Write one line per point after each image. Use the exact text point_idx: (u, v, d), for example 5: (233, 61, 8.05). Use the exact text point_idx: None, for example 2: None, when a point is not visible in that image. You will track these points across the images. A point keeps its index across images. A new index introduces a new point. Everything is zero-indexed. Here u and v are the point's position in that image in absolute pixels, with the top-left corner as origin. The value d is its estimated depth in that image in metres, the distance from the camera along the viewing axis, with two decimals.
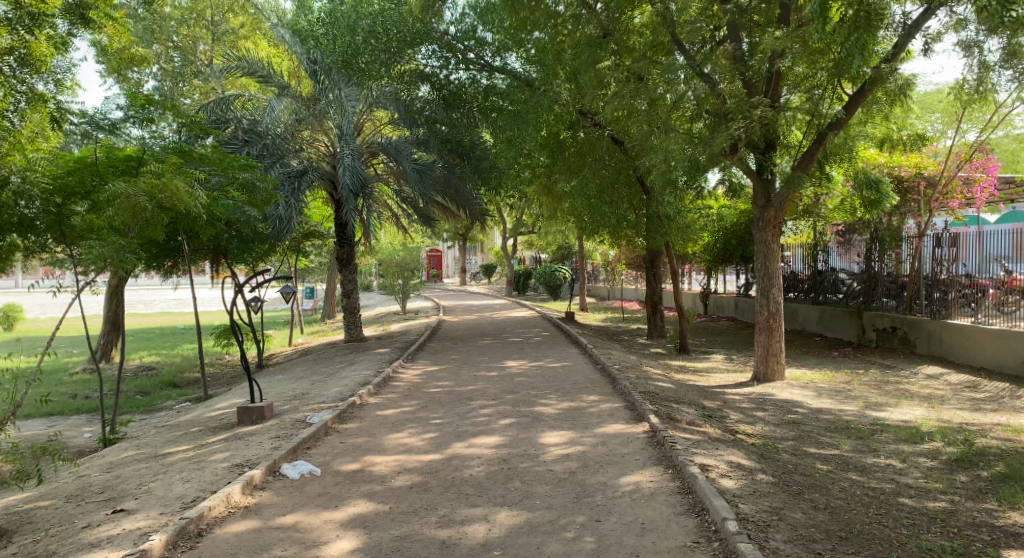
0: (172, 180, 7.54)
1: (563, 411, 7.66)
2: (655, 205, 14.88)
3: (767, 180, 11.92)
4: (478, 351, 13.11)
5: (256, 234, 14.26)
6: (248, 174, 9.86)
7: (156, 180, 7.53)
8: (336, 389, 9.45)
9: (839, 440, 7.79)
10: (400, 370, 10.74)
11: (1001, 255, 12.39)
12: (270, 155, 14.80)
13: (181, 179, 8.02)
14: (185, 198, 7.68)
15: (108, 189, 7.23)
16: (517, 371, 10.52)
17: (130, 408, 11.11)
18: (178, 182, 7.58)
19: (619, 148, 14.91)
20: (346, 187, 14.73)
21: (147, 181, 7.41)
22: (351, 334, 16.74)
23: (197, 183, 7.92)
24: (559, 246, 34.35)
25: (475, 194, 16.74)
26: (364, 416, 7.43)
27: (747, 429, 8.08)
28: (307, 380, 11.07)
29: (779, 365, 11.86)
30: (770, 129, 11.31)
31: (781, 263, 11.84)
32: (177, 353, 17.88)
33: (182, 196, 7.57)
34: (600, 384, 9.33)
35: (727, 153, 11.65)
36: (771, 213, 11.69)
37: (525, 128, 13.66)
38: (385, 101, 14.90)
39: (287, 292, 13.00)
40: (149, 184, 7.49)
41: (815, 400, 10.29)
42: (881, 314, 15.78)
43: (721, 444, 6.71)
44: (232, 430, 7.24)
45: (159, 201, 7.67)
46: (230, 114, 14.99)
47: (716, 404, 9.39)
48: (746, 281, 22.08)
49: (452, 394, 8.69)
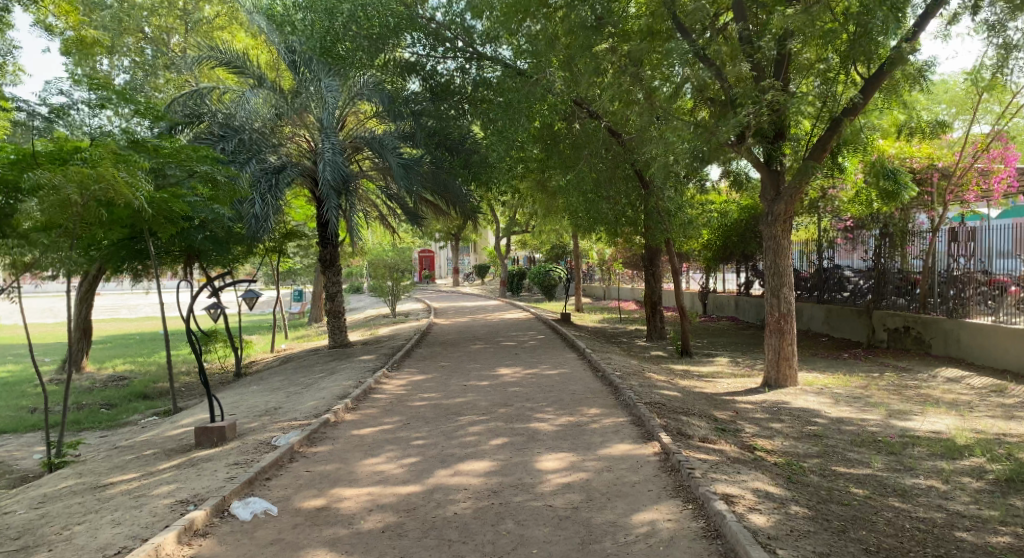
0: (108, 168, 6.88)
1: (563, 428, 6.85)
2: (655, 200, 14.08)
3: (776, 171, 11.19)
4: (470, 358, 12.29)
5: (231, 233, 13.43)
6: (211, 166, 9.12)
7: (89, 169, 6.86)
8: (312, 404, 8.59)
9: (869, 457, 7.00)
10: (383, 380, 9.92)
11: (1002, 250, 12.01)
12: (246, 150, 13.93)
13: (123, 168, 7.30)
14: (124, 189, 7.03)
15: (30, 178, 6.49)
16: (511, 380, 9.70)
17: (91, 424, 10.21)
18: (115, 170, 6.94)
19: (616, 140, 14.09)
20: (326, 183, 13.90)
21: (76, 171, 6.75)
22: (336, 339, 15.89)
23: (140, 173, 7.27)
24: (552, 245, 33.57)
25: (465, 191, 15.69)
26: (338, 437, 6.59)
27: (765, 444, 7.29)
28: (283, 392, 10.20)
29: (792, 370, 11.03)
30: (778, 116, 10.57)
31: (793, 260, 11.04)
32: (153, 361, 16.96)
33: (120, 185, 6.94)
34: (602, 394, 8.51)
35: (732, 143, 10.92)
36: (782, 207, 10.88)
37: (517, 118, 12.82)
38: (367, 93, 13.93)
39: (247, 296, 11.95)
40: (79, 174, 6.76)
41: (835, 409, 9.51)
42: (892, 313, 15.03)
43: (742, 466, 5.91)
44: (187, 454, 6.38)
45: (96, 194, 7.03)
46: (205, 108, 14.22)
47: (729, 415, 8.58)
48: (746, 280, 21.29)
49: (438, 408, 7.86)
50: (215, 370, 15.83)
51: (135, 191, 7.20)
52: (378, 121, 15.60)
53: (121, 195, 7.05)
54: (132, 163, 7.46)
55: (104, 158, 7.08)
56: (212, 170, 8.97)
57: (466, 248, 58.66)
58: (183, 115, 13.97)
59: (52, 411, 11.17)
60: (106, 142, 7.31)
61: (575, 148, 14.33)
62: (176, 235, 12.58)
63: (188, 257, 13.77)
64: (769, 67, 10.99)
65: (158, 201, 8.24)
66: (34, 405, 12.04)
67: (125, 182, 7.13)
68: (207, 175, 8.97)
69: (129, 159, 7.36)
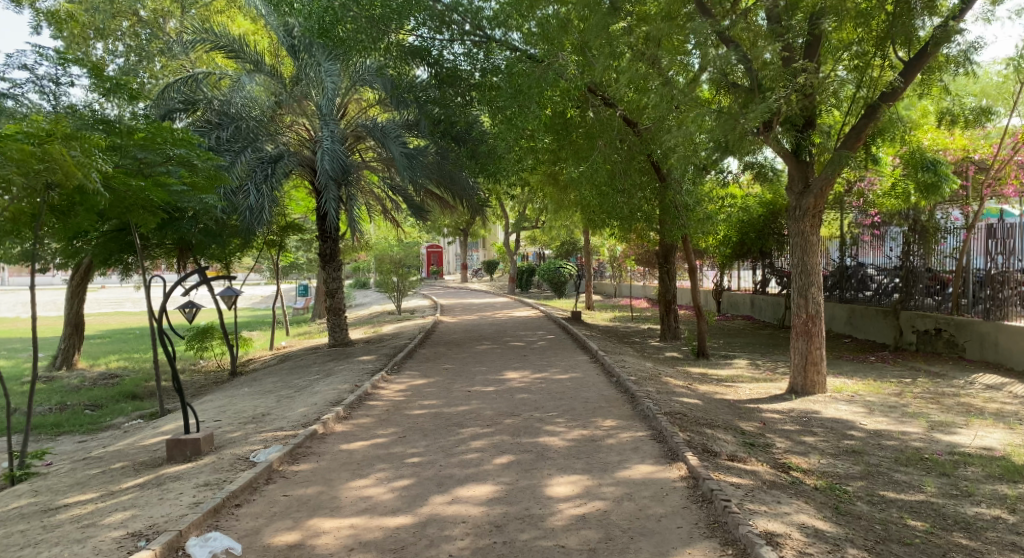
0: (55, 146, 6.24)
1: (575, 444, 6.12)
2: (671, 193, 13.27)
3: (805, 163, 10.37)
4: (475, 359, 11.60)
5: (225, 225, 13.00)
6: (188, 150, 8.39)
7: (34, 145, 6.25)
8: (301, 411, 7.90)
9: (919, 478, 6.25)
10: (381, 384, 9.24)
11: None
12: (242, 139, 13.17)
13: (74, 146, 6.63)
14: (75, 169, 6.38)
15: None
16: (518, 385, 8.98)
17: (70, 428, 9.58)
18: (63, 148, 6.29)
19: (630, 129, 13.36)
20: (325, 173, 13.20)
21: (18, 148, 6.14)
22: (336, 337, 15.25)
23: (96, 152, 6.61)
24: (562, 241, 32.77)
25: (473, 183, 15.20)
26: (325, 452, 5.89)
27: (801, 463, 6.55)
28: (274, 396, 9.53)
29: (821, 376, 10.24)
30: (810, 101, 9.86)
31: (822, 258, 10.26)
32: (148, 358, 16.34)
33: (69, 165, 6.29)
34: (618, 403, 7.77)
35: (758, 132, 10.18)
36: (811, 200, 10.09)
37: (528, 105, 11.91)
38: (369, 77, 13.80)
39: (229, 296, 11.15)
40: (21, 151, 6.16)
41: (870, 420, 8.73)
42: (921, 314, 14.19)
43: (781, 494, 5.18)
44: (156, 470, 5.71)
45: (41, 173, 6.44)
46: (201, 94, 13.58)
47: (757, 428, 7.82)
48: (764, 278, 20.44)
49: (438, 419, 7.14)
50: (211, 369, 15.21)
51: (88, 172, 6.55)
52: (381, 109, 15.02)
53: (73, 178, 6.39)
54: (90, 142, 6.81)
55: (53, 133, 6.45)
56: (188, 154, 8.23)
57: (474, 243, 57.89)
58: (177, 102, 13.40)
59: (32, 413, 10.53)
60: (59, 119, 6.68)
61: (588, 138, 13.54)
62: (164, 226, 12.03)
63: (179, 251, 13.26)
64: (801, 49, 10.12)
65: (122, 183, 7.59)
66: (15, 405, 11.40)
67: (76, 161, 6.49)
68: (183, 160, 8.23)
69: (86, 137, 6.72)
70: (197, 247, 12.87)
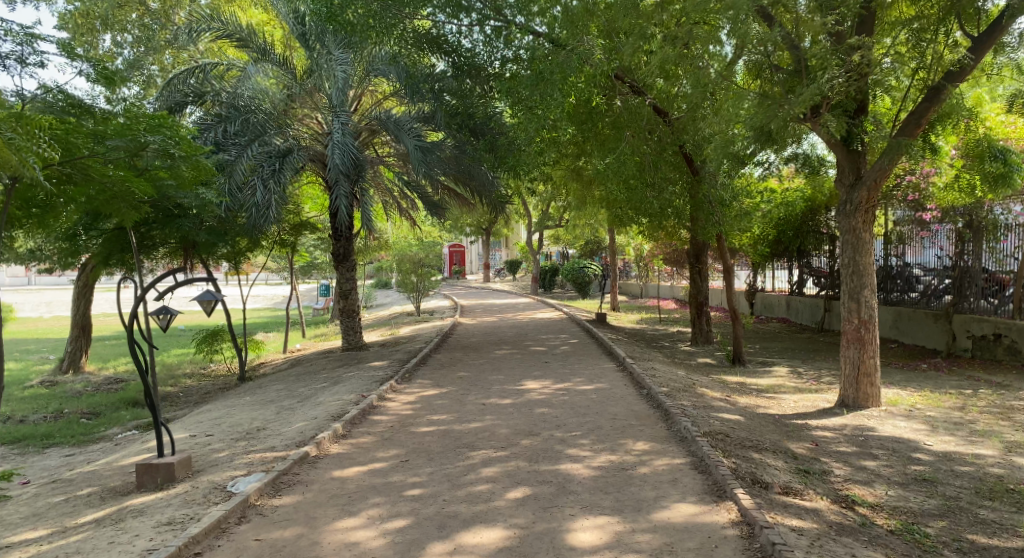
0: None
1: (603, 474, 5.28)
2: (705, 186, 12.30)
3: (855, 152, 9.39)
4: (493, 366, 10.79)
5: (230, 223, 12.39)
6: (164, 138, 7.55)
7: None
8: (299, 426, 7.17)
9: (1010, 516, 5.29)
10: (388, 395, 8.48)
11: None
12: (249, 132, 12.50)
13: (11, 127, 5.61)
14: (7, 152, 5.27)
15: None
16: (538, 398, 8.15)
17: (60, 439, 8.97)
18: None
19: (662, 120, 12.49)
20: (336, 168, 12.46)
21: None
22: (350, 340, 14.56)
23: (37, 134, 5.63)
24: (587, 240, 31.83)
25: (493, 177, 14.44)
26: (313, 482, 5.13)
27: (867, 496, 5.62)
28: (275, 406, 8.83)
29: (875, 388, 9.23)
30: (865, 83, 8.90)
31: (876, 258, 9.25)
32: (157, 361, 15.82)
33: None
34: (650, 422, 6.89)
35: (804, 118, 9.33)
36: (863, 193, 9.10)
37: (551, 93, 11.02)
38: (383, 67, 13.11)
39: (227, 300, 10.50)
40: None
41: (936, 439, 7.72)
42: (976, 318, 13.04)
43: (854, 542, 4.28)
44: (123, 500, 5.00)
45: None
46: (209, 86, 13.11)
47: (808, 450, 6.90)
48: (800, 278, 19.33)
49: (447, 438, 6.34)
50: (221, 373, 14.64)
51: (23, 158, 5.49)
52: (397, 101, 14.25)
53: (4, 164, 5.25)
54: (32, 123, 5.89)
55: None
56: (163, 142, 7.38)
57: (497, 241, 57.12)
58: (184, 94, 13.05)
59: (25, 422, 9.97)
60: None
61: (615, 128, 12.61)
62: (167, 224, 11.53)
63: (186, 253, 12.73)
64: (852, 27, 9.18)
65: (90, 173, 6.84)
66: (11, 411, 10.87)
67: (10, 143, 5.54)
68: (158, 149, 7.36)
69: (27, 118, 5.90)
70: (202, 246, 12.32)
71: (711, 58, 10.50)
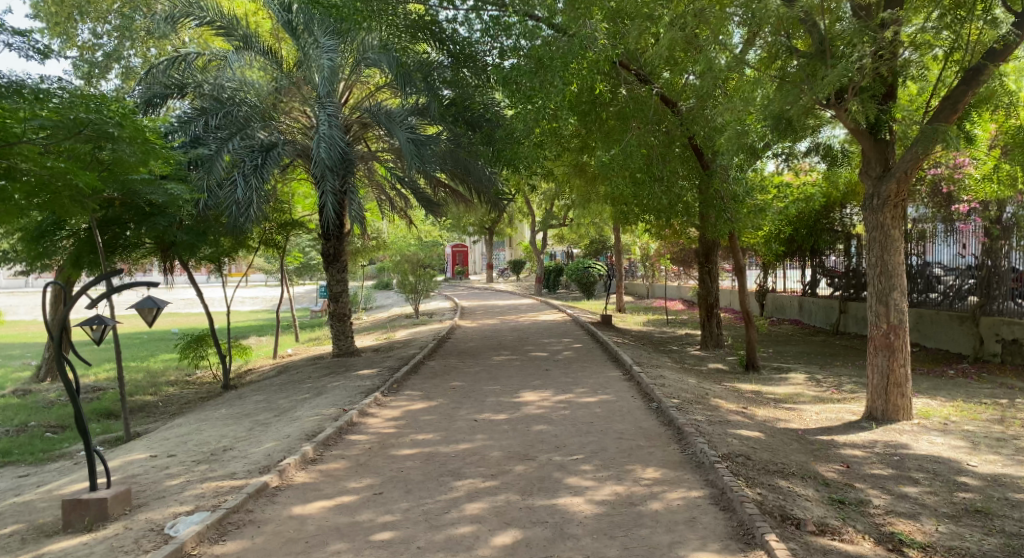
0: None
1: (607, 512, 4.49)
2: (717, 181, 11.48)
3: (883, 141, 8.60)
4: (489, 375, 10.03)
5: (207, 222, 11.82)
6: (106, 118, 7.04)
7: None
8: (267, 447, 6.43)
9: None
10: (372, 409, 7.72)
11: None
12: (231, 125, 11.74)
13: None
14: None
15: None
16: (536, 413, 7.38)
17: (17, 458, 8.20)
18: None
19: (670, 110, 11.69)
20: (321, 162, 11.65)
21: None
22: (340, 346, 13.83)
23: None
24: (591, 239, 31.07)
25: (490, 174, 13.50)
26: (267, 522, 4.37)
27: (914, 532, 4.82)
28: (249, 421, 8.09)
29: (906, 399, 8.40)
30: (889, 62, 8.17)
31: (905, 257, 8.43)
32: (141, 369, 15.07)
33: None
34: (661, 443, 6.11)
35: (827, 103, 8.56)
36: (892, 185, 8.27)
37: (552, 80, 10.26)
38: (374, 56, 12.34)
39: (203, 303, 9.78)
40: None
41: (980, 459, 6.90)
42: (1006, 320, 12.17)
43: None
44: (43, 546, 4.25)
45: None
46: (190, 79, 12.39)
47: (839, 473, 6.10)
48: (814, 278, 18.52)
49: (430, 464, 5.57)
50: (206, 381, 13.90)
51: None
52: (390, 93, 13.49)
53: None
54: None
55: None
56: (101, 120, 6.87)
57: (501, 241, 56.36)
58: (164, 86, 12.32)
59: None
60: None
61: (621, 118, 11.84)
62: (142, 221, 10.80)
63: (165, 255, 12.02)
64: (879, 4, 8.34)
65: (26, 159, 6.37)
66: None
67: None
68: (96, 130, 6.86)
69: None
70: (181, 247, 11.61)
71: (720, 46, 9.80)
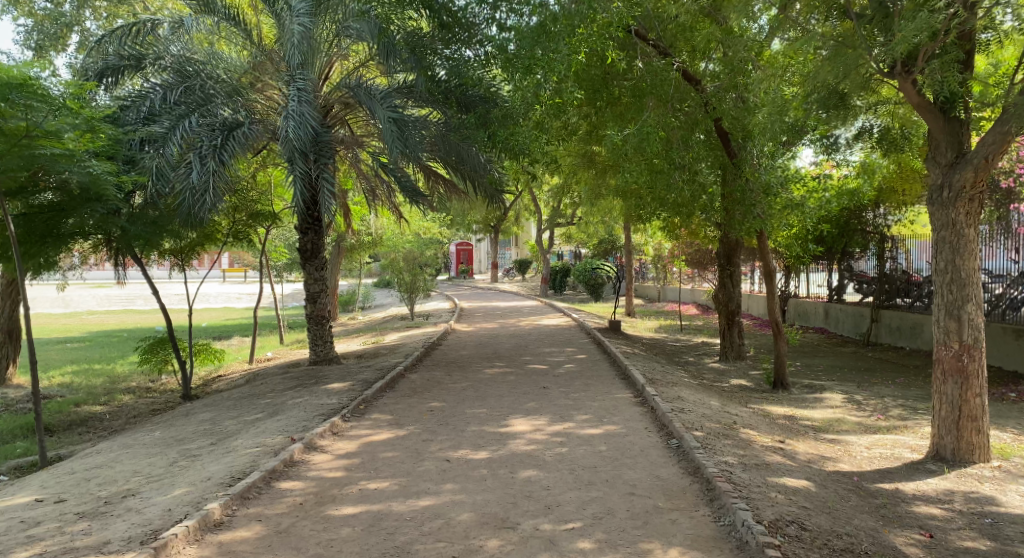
0: None
1: None
2: (746, 171, 9.91)
3: (957, 120, 6.96)
4: (475, 392, 8.55)
5: (162, 211, 10.37)
6: None
7: None
8: (172, 496, 4.95)
9: None
10: (324, 442, 6.21)
11: None
12: (192, 100, 10.29)
13: None
14: None
15: None
16: (525, 451, 5.86)
17: None
18: None
19: (693, 89, 10.20)
20: (290, 143, 10.16)
21: None
22: (317, 352, 12.37)
23: None
24: (600, 238, 29.62)
25: (487, 161, 11.92)
26: None
27: None
28: (178, 450, 6.63)
29: (980, 437, 6.83)
30: (971, 17, 6.60)
31: (980, 263, 6.81)
32: (100, 373, 13.65)
33: None
34: (685, 505, 4.60)
35: (890, 73, 6.95)
36: (968, 174, 6.64)
37: (556, 48, 8.72)
38: (355, 26, 10.82)
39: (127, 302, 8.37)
40: None
41: None
42: None
43: None
44: None
45: None
46: (148, 49, 11.04)
47: (923, 549, 4.56)
48: (841, 283, 17.08)
49: (371, 536, 4.08)
50: (167, 390, 12.47)
51: None
52: (377, 70, 12.03)
53: None
54: None
55: None
56: None
57: (507, 240, 54.93)
58: (119, 57, 10.94)
59: None
60: None
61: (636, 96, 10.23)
62: (78, 207, 9.36)
63: (114, 248, 10.57)
64: None
65: None
66: None
67: None
68: None
69: None
70: (133, 239, 10.19)
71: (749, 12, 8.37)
